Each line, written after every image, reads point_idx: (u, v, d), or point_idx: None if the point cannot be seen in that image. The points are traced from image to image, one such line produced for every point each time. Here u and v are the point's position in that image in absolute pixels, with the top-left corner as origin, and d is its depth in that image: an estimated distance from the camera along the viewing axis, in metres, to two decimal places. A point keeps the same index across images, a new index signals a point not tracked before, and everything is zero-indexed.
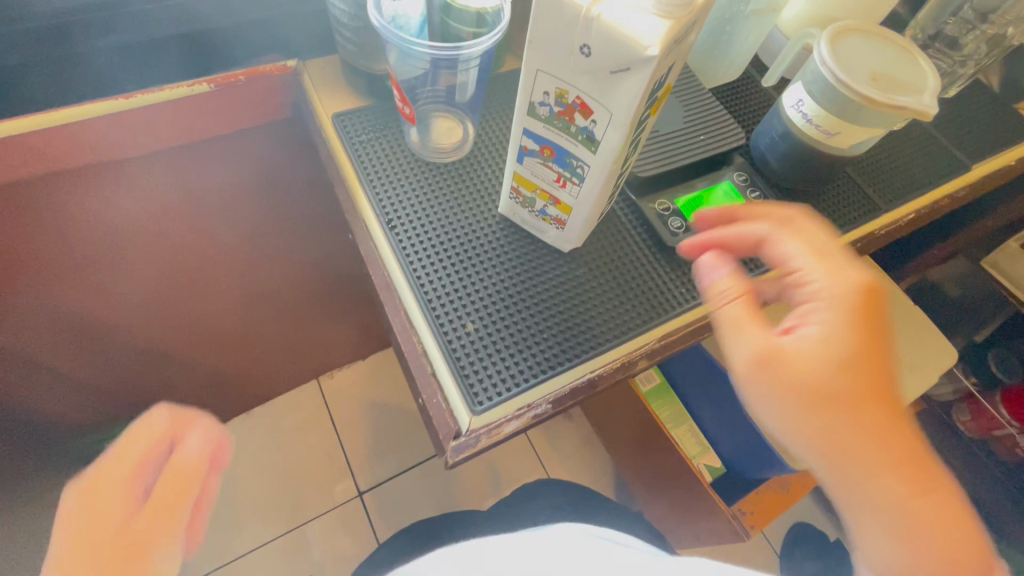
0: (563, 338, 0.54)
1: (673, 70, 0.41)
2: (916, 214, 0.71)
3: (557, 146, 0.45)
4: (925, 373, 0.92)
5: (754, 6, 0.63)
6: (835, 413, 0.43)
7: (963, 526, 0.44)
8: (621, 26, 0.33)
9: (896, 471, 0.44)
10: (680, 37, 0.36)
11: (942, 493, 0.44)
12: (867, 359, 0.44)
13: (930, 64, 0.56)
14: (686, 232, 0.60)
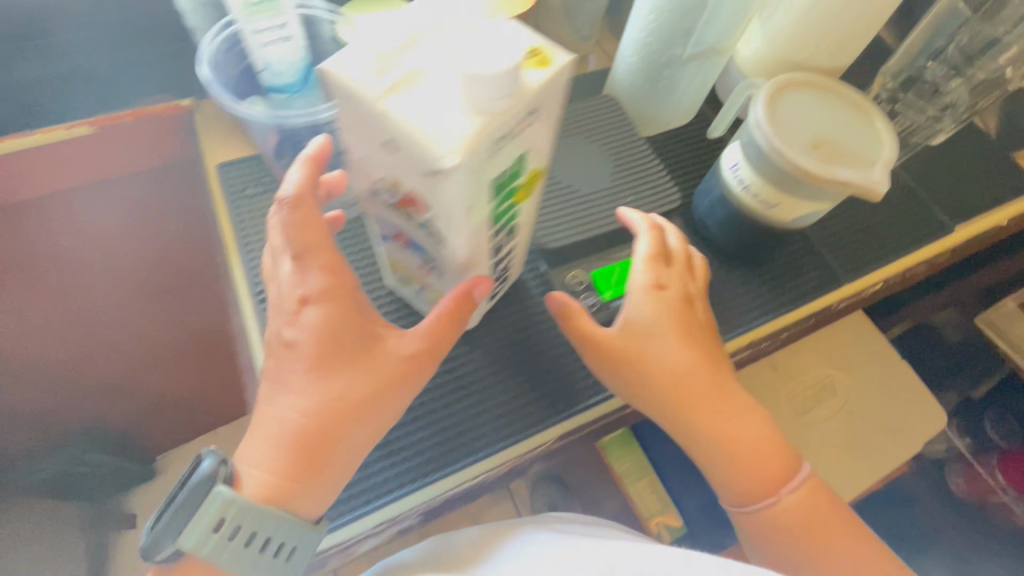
0: (440, 441, 0.47)
1: (534, 155, 0.34)
2: (880, 283, 0.63)
3: (407, 235, 0.38)
4: (900, 441, 0.85)
5: (692, 49, 0.55)
6: (650, 385, 0.46)
7: (781, 455, 0.48)
8: (415, 125, 0.26)
9: (718, 421, 0.47)
10: (511, 132, 0.29)
11: (756, 428, 0.47)
12: (670, 330, 0.46)
13: (889, 129, 0.48)
14: (601, 313, 0.52)
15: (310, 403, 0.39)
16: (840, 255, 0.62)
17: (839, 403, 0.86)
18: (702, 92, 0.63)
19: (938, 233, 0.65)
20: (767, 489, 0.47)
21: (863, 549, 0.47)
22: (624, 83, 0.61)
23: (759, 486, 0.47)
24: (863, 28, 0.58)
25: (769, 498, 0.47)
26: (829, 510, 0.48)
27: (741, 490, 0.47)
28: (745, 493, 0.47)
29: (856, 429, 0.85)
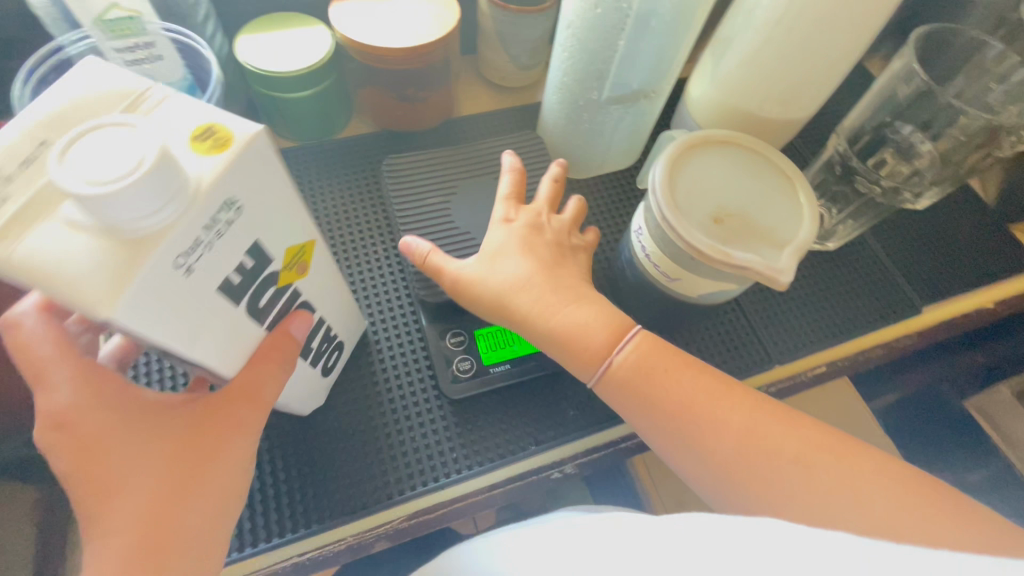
0: (268, 509, 0.42)
1: (263, 240, 0.29)
2: (824, 367, 0.55)
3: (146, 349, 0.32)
4: None
5: (611, 91, 0.49)
6: (490, 295, 0.45)
7: (668, 367, 0.40)
8: (41, 263, 0.22)
9: (558, 313, 0.42)
10: (207, 237, 0.25)
11: (613, 325, 0.42)
12: (511, 249, 0.46)
13: (813, 204, 0.41)
14: (472, 378, 0.48)
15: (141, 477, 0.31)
16: (778, 329, 0.55)
17: None
18: (638, 138, 0.57)
19: (901, 313, 0.57)
20: (613, 346, 0.41)
21: (866, 493, 0.33)
22: (549, 122, 0.56)
23: (642, 412, 0.40)
24: (815, 72, 0.51)
25: (675, 422, 0.39)
26: (771, 430, 0.37)
27: (654, 425, 0.40)
28: (647, 419, 0.40)
29: None
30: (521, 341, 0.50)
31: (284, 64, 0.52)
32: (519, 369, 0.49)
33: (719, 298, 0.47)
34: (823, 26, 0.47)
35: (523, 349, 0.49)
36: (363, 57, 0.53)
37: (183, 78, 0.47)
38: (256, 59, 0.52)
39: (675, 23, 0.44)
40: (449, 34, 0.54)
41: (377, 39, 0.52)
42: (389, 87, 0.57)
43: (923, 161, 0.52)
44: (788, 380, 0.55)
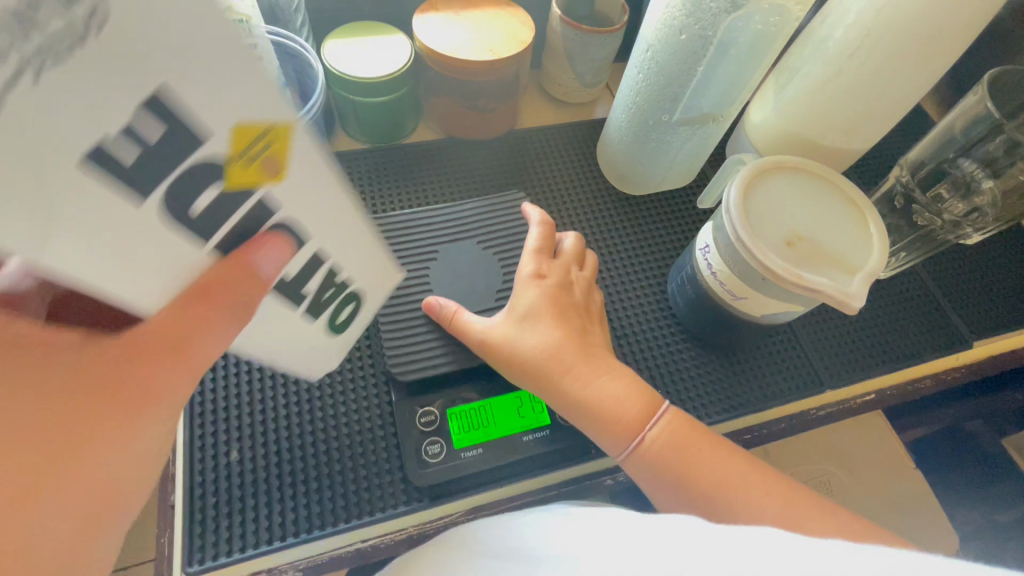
0: (339, 492, 0.43)
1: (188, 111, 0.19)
2: (871, 394, 0.56)
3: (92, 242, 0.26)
4: None
5: (681, 114, 0.51)
6: (527, 357, 0.45)
7: (694, 435, 0.43)
8: None
9: (593, 380, 0.44)
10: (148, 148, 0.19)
11: (644, 405, 0.44)
12: (544, 310, 0.47)
13: (881, 235, 0.42)
14: (442, 464, 0.45)
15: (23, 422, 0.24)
16: (831, 354, 0.55)
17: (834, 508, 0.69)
18: (699, 159, 0.58)
19: (951, 346, 0.57)
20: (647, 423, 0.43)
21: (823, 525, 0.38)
22: (613, 138, 0.58)
23: (667, 479, 0.42)
24: (879, 106, 0.52)
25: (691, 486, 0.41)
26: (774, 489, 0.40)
27: (657, 480, 0.42)
28: (658, 478, 0.42)
29: None
30: (495, 423, 0.46)
31: (360, 70, 0.55)
32: (491, 454, 0.45)
33: (779, 318, 0.48)
34: (895, 60, 0.48)
35: (497, 431, 0.46)
36: (441, 67, 0.56)
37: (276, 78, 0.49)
38: (340, 63, 0.55)
39: (752, 52, 0.46)
40: (523, 50, 0.57)
41: (456, 51, 0.54)
42: (458, 97, 0.59)
43: (984, 199, 0.54)
44: (836, 404, 0.55)
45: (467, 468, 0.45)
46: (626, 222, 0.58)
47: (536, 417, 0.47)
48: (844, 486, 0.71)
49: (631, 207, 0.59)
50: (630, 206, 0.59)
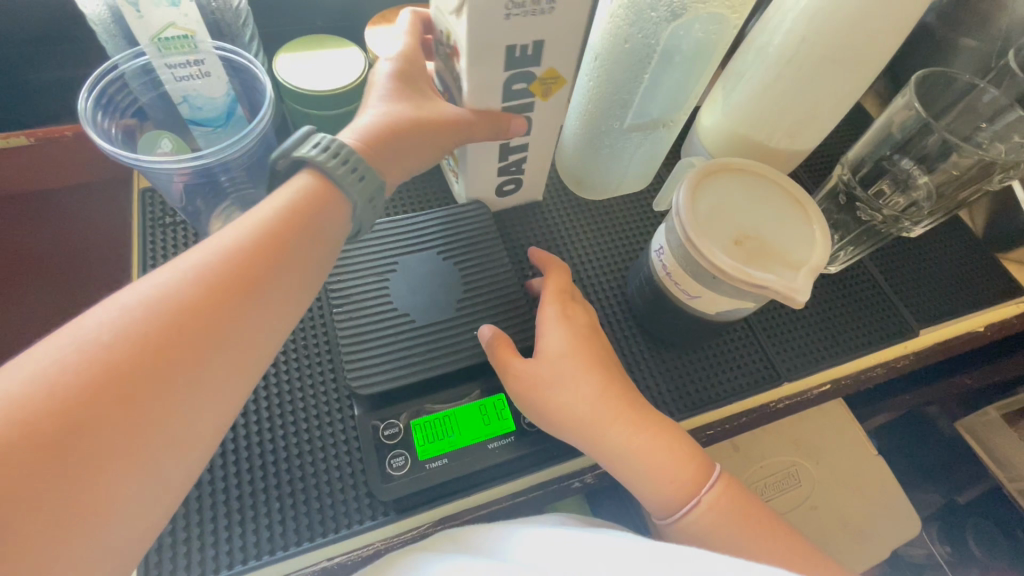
0: (301, 512, 0.42)
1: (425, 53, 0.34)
2: (827, 386, 0.58)
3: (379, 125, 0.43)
4: (872, 544, 0.70)
5: (632, 121, 0.52)
6: (580, 405, 0.43)
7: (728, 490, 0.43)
8: None
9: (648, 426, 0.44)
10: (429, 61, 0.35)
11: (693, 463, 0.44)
12: (586, 351, 0.45)
13: (825, 233, 0.44)
14: (407, 477, 0.44)
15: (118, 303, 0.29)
16: (787, 348, 0.57)
17: (801, 498, 0.71)
18: (654, 163, 0.60)
19: (898, 335, 0.59)
20: (696, 481, 0.43)
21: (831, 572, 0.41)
22: (568, 146, 0.58)
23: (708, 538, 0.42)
24: (819, 108, 0.54)
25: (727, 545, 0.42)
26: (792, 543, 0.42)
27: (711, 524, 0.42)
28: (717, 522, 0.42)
29: (816, 525, 0.71)
30: (460, 431, 0.46)
31: (312, 82, 0.54)
32: (457, 463, 0.45)
33: (735, 315, 0.49)
34: (832, 63, 0.50)
35: (462, 439, 0.46)
36: None
37: (224, 93, 0.48)
38: (294, 78, 0.54)
39: (695, 58, 0.47)
40: None
41: None
42: None
43: (920, 193, 0.56)
44: (794, 397, 0.57)
45: (432, 480, 0.44)
46: (585, 228, 0.59)
47: (500, 424, 0.47)
48: (812, 475, 0.73)
49: (591, 213, 0.61)
50: (589, 211, 0.61)
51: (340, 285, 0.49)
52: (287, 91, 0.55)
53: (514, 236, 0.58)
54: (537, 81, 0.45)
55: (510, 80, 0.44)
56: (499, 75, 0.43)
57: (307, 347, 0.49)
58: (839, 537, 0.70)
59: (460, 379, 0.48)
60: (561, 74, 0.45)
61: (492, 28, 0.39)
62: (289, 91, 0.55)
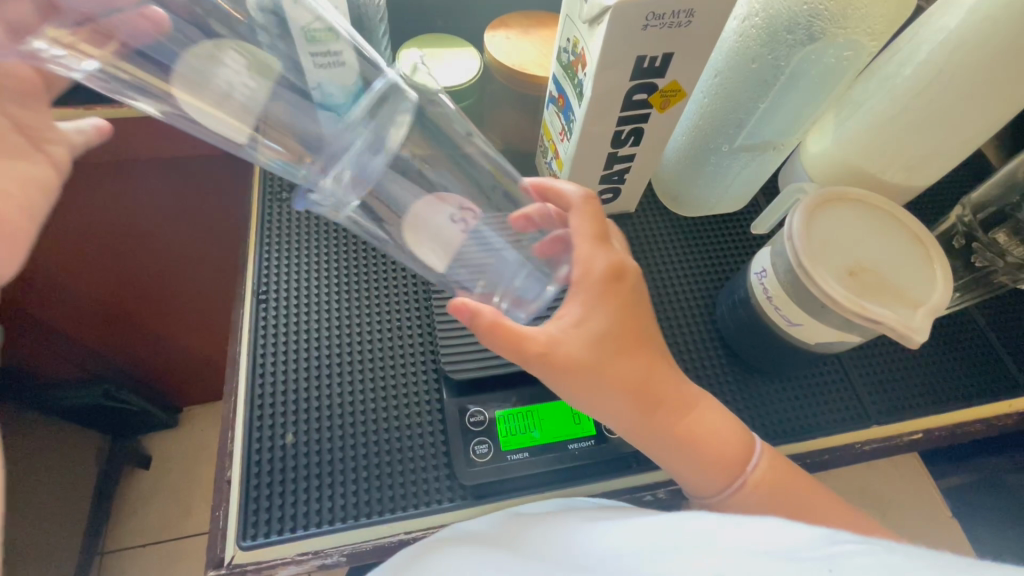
0: (386, 484, 0.44)
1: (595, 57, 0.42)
2: (920, 435, 0.54)
3: (568, 97, 0.49)
4: None
5: (743, 141, 0.52)
6: (610, 386, 0.41)
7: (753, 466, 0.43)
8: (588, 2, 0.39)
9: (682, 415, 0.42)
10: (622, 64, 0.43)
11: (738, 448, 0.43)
12: (623, 336, 0.42)
13: (947, 275, 0.42)
14: (489, 464, 0.45)
15: None
16: (880, 389, 0.54)
17: None
18: (756, 185, 0.59)
19: (1002, 391, 0.56)
20: (737, 465, 0.42)
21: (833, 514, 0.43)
22: (668, 161, 0.58)
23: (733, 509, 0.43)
24: (944, 146, 0.52)
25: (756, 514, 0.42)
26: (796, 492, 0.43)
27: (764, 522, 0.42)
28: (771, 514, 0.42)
29: None
30: (543, 429, 0.47)
31: (431, 79, 0.57)
32: (538, 458, 0.46)
33: (834, 348, 0.48)
34: (965, 98, 0.48)
35: (544, 436, 0.47)
36: (507, 81, 0.57)
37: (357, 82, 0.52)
38: (416, 74, 0.57)
39: (821, 83, 0.47)
40: None
41: (525, 67, 0.56)
42: (521, 109, 0.61)
43: None
44: (884, 443, 0.53)
45: (511, 471, 0.45)
46: (676, 244, 0.59)
47: (580, 427, 0.48)
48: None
49: (684, 230, 0.60)
50: (681, 228, 0.60)
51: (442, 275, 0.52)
52: None
53: None
54: (658, 93, 0.45)
55: (633, 91, 0.45)
56: (624, 83, 0.44)
57: (403, 330, 0.51)
58: None
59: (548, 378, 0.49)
60: (682, 87, 0.45)
61: (629, 38, 0.40)
62: None
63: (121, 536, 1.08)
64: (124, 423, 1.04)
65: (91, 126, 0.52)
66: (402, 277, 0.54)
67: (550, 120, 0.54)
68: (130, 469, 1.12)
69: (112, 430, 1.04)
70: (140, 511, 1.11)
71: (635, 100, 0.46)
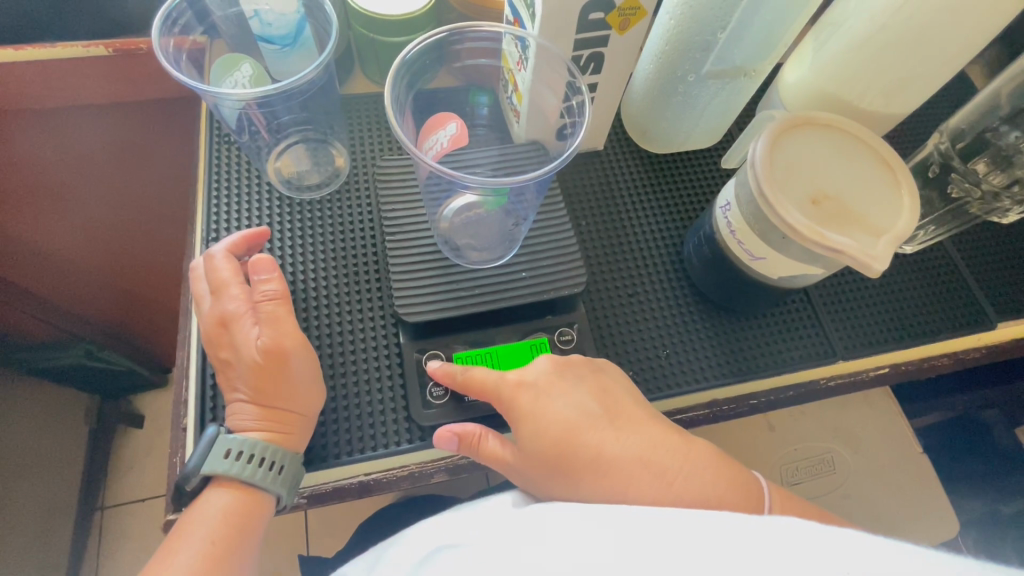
0: (344, 426, 0.44)
1: None
2: (886, 369, 0.54)
3: (523, 19, 0.46)
4: (902, 534, 0.68)
5: (711, 66, 0.48)
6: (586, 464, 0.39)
7: (623, 419, 0.41)
8: None
9: (527, 396, 0.42)
10: None
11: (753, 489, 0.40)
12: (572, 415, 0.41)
13: (914, 202, 0.40)
14: (447, 405, 0.45)
15: (215, 510, 0.41)
16: (846, 324, 0.54)
17: (836, 483, 0.69)
18: (730, 116, 0.56)
19: (973, 324, 0.55)
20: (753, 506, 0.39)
21: (709, 472, 0.39)
22: (637, 91, 0.55)
23: (625, 470, 0.39)
24: (924, 68, 0.49)
25: (646, 459, 0.39)
26: (650, 439, 0.40)
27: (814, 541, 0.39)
28: None
29: (849, 511, 0.69)
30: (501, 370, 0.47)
31: (378, 4, 0.53)
32: None
33: (798, 283, 0.47)
34: (946, 14, 0.45)
35: None
36: (463, 7, 0.54)
37: (296, 9, 0.48)
38: (364, 0, 0.53)
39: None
40: None
41: None
42: None
43: None
44: (848, 376, 0.53)
45: (468, 412, 0.45)
46: (646, 181, 0.57)
47: None
48: (846, 463, 0.70)
49: (654, 164, 0.58)
50: (651, 165, 0.58)
51: (394, 219, 0.50)
52: (355, 13, 0.53)
53: (570, 181, 0.56)
54: (616, 11, 0.42)
55: (587, 9, 0.41)
56: (577, 1, 0.40)
57: (359, 273, 0.49)
58: (870, 526, 0.68)
59: (508, 319, 0.48)
60: (642, 4, 0.42)
61: None
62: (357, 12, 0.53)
63: (120, 490, 1.10)
64: (108, 383, 1.03)
65: (240, 240, 0.47)
66: (357, 219, 0.52)
67: (507, 48, 0.47)
68: (121, 427, 1.13)
69: (99, 390, 1.04)
70: (135, 467, 1.12)
71: (593, 20, 0.42)
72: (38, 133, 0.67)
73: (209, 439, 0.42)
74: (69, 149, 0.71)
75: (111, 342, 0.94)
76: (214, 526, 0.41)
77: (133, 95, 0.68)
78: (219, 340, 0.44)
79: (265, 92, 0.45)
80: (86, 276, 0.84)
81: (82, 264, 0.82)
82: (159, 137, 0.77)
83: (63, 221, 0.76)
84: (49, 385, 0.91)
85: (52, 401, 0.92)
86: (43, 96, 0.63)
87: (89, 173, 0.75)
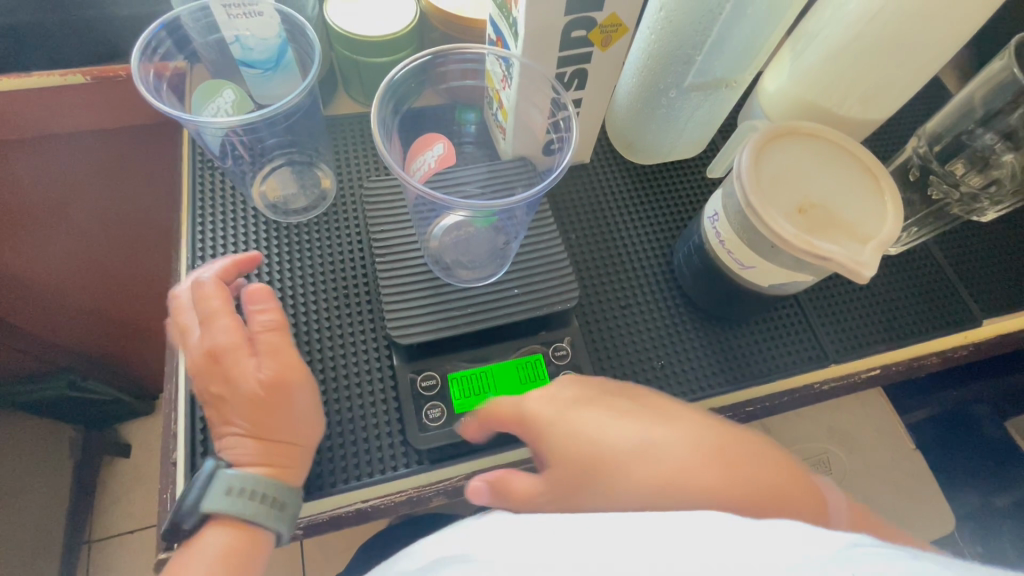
0: (339, 454, 0.44)
1: None
2: (878, 371, 0.54)
3: (505, 38, 0.46)
4: (900, 532, 0.68)
5: (693, 79, 0.49)
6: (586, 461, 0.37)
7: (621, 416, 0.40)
8: None
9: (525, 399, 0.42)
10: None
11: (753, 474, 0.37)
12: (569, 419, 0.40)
13: (897, 208, 0.41)
14: (443, 428, 0.45)
15: (212, 551, 0.40)
16: (836, 328, 0.54)
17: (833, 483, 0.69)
18: (714, 126, 0.57)
19: (959, 323, 0.56)
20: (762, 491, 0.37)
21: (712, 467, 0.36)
22: (621, 105, 0.56)
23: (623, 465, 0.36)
24: (899, 76, 0.50)
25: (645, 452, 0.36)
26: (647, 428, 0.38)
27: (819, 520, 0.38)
28: None
29: None
30: (496, 389, 0.46)
31: (359, 26, 0.53)
32: None
33: (788, 290, 0.47)
34: (919, 23, 0.46)
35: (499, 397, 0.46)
36: (446, 26, 0.54)
37: (278, 33, 0.48)
38: (345, 23, 0.53)
39: (773, 7, 0.44)
40: None
41: (462, 10, 0.53)
42: None
43: (1003, 171, 0.52)
44: (841, 380, 0.54)
45: (465, 433, 0.45)
46: (633, 193, 0.57)
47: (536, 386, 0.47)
48: (843, 463, 0.71)
49: (641, 176, 0.58)
50: (638, 177, 0.58)
51: (383, 240, 0.49)
52: (337, 36, 0.53)
53: (558, 195, 0.56)
54: (597, 28, 0.42)
55: (569, 27, 0.42)
56: (560, 20, 0.41)
57: (350, 297, 0.49)
58: None
59: (502, 338, 0.48)
60: (622, 21, 0.42)
61: None
62: (339, 35, 0.53)
63: (107, 522, 1.07)
64: (94, 413, 1.00)
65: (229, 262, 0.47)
66: (346, 242, 0.51)
67: (491, 67, 0.47)
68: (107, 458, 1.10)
69: (85, 421, 1.01)
70: (123, 497, 1.09)
71: (575, 38, 0.43)
72: (14, 163, 0.65)
73: (207, 475, 0.41)
74: (46, 177, 0.69)
75: (94, 369, 0.92)
76: (210, 568, 0.40)
77: (112, 121, 0.67)
78: (211, 369, 0.44)
79: (248, 118, 0.44)
80: (67, 305, 0.82)
81: (63, 294, 0.80)
82: (141, 162, 0.76)
83: (42, 251, 0.74)
84: (29, 418, 0.88)
85: (33, 436, 0.89)
86: (19, 126, 0.62)
87: (67, 202, 0.73)
